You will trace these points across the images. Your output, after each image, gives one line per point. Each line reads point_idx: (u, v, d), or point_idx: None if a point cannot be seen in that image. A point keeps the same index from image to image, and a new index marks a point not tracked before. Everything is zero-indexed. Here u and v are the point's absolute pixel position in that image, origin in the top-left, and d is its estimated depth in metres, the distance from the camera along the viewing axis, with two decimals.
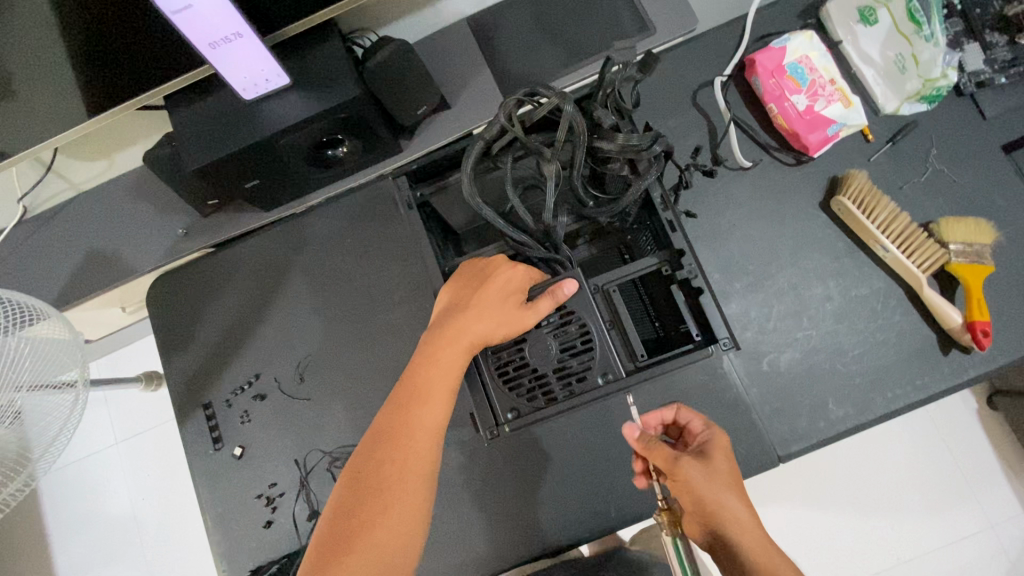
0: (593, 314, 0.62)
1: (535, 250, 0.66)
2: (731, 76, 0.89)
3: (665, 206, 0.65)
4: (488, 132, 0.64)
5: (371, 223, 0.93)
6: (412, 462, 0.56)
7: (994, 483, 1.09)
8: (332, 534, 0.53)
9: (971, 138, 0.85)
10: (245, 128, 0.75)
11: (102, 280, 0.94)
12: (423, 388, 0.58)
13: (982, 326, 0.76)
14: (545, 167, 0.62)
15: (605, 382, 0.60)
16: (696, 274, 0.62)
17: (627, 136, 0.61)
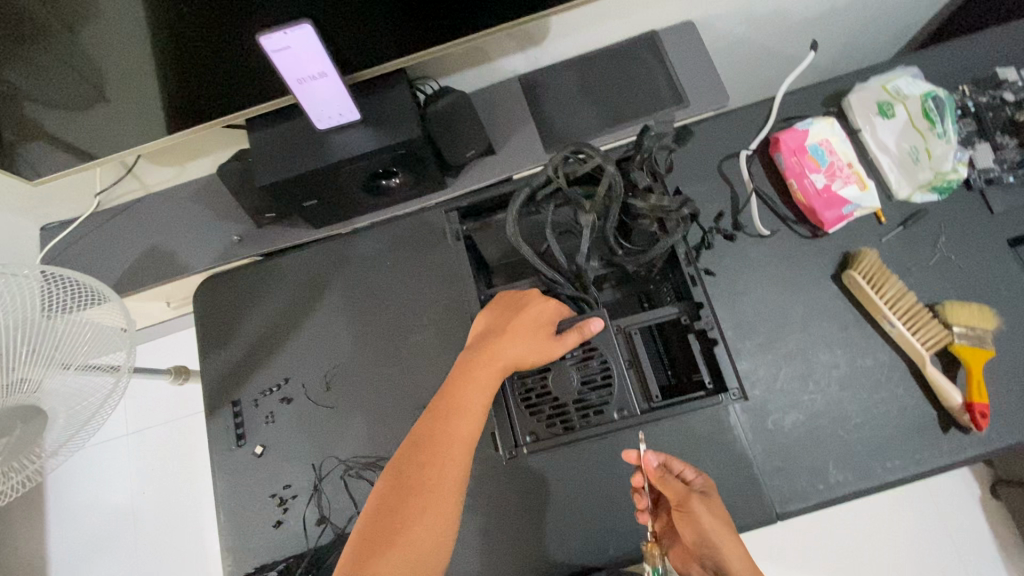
0: (614, 353, 0.67)
1: (565, 288, 0.72)
2: (755, 150, 0.96)
3: (687, 261, 0.71)
4: (535, 181, 0.71)
5: (411, 249, 1.00)
6: (445, 471, 0.60)
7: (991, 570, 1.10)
8: (368, 535, 0.57)
9: (979, 229, 0.91)
10: (314, 153, 0.84)
11: (157, 275, 1.02)
12: (457, 403, 0.63)
13: (980, 408, 0.80)
14: (583, 217, 0.68)
15: (621, 417, 0.65)
16: (713, 327, 0.67)
17: (659, 198, 0.68)
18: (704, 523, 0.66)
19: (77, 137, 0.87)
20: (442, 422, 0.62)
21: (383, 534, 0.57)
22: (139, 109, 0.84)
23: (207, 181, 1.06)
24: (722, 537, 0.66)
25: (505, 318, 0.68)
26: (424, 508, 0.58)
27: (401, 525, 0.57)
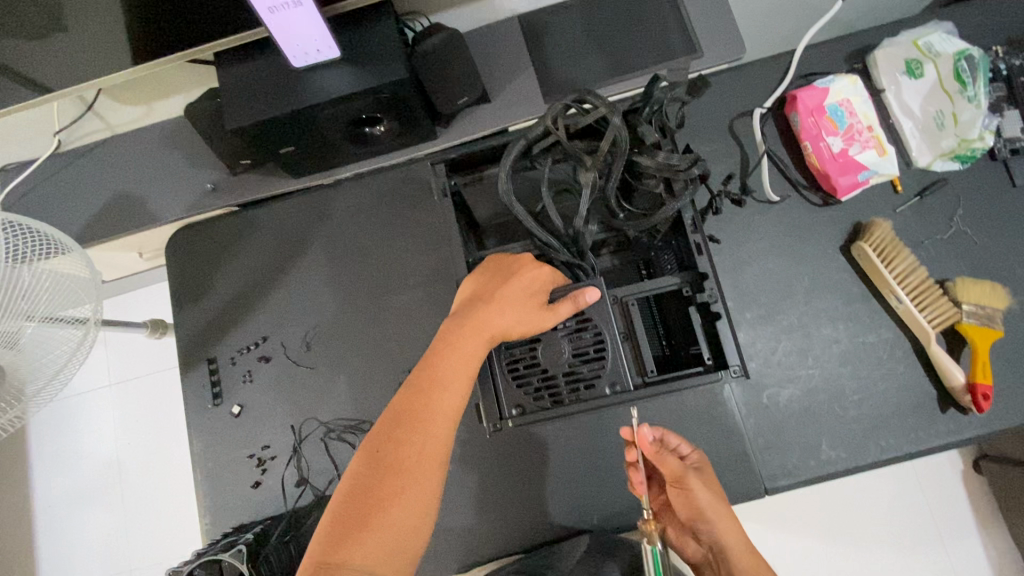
0: (609, 324, 0.63)
1: (560, 253, 0.66)
2: (770, 108, 0.90)
3: (694, 228, 0.65)
4: (532, 132, 0.64)
5: (398, 204, 0.94)
6: (428, 445, 0.56)
7: (966, 540, 1.13)
8: (344, 513, 0.53)
9: (998, 202, 0.86)
10: (289, 94, 0.76)
11: (125, 224, 0.95)
12: (441, 374, 0.59)
13: (983, 390, 0.77)
14: (583, 174, 0.62)
15: (612, 392, 0.62)
16: (716, 299, 0.62)
17: (667, 156, 0.62)
18: (703, 503, 0.66)
19: (27, 67, 0.78)
20: (424, 394, 0.58)
21: (360, 513, 0.53)
22: (97, 41, 0.76)
23: (176, 122, 0.98)
24: (720, 513, 0.66)
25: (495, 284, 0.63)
26: (406, 485, 0.54)
27: (380, 503, 0.53)
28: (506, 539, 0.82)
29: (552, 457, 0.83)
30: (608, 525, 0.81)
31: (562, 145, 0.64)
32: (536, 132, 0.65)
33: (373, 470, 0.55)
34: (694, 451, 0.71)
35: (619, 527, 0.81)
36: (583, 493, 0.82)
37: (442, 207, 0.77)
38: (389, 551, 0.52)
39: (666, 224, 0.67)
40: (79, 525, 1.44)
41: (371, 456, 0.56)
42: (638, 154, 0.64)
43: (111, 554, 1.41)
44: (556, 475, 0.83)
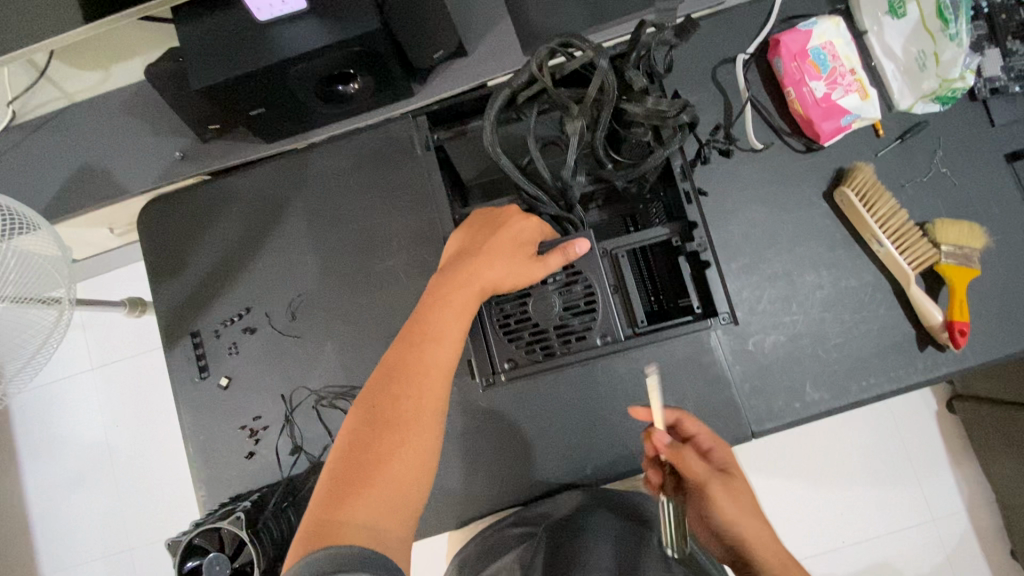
0: (598, 276, 0.63)
1: (550, 206, 0.65)
2: (753, 54, 0.88)
3: (683, 176, 0.64)
4: (516, 81, 0.61)
5: (378, 166, 0.91)
6: (423, 401, 0.56)
7: (931, 469, 1.22)
8: (341, 472, 0.53)
9: (977, 143, 0.86)
10: (254, 50, 0.72)
11: (91, 197, 0.91)
12: (432, 332, 0.59)
13: (959, 326, 0.79)
14: (570, 124, 0.60)
15: (604, 343, 0.62)
16: (706, 248, 0.62)
17: (657, 103, 0.60)
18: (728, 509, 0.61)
19: None
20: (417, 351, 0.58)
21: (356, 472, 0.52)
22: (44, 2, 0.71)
23: (136, 87, 0.92)
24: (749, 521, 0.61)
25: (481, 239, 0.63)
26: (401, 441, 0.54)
27: (379, 458, 0.53)
28: (502, 493, 0.84)
29: (545, 412, 0.85)
30: (602, 474, 0.83)
31: (548, 93, 0.61)
32: (520, 80, 0.62)
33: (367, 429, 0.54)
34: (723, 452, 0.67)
35: (612, 476, 0.83)
36: (576, 445, 0.84)
37: (426, 161, 0.76)
38: (387, 506, 0.52)
39: (655, 174, 0.66)
40: (73, 507, 1.43)
41: (366, 415, 0.55)
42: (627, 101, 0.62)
43: (109, 534, 1.42)
44: (549, 429, 0.84)
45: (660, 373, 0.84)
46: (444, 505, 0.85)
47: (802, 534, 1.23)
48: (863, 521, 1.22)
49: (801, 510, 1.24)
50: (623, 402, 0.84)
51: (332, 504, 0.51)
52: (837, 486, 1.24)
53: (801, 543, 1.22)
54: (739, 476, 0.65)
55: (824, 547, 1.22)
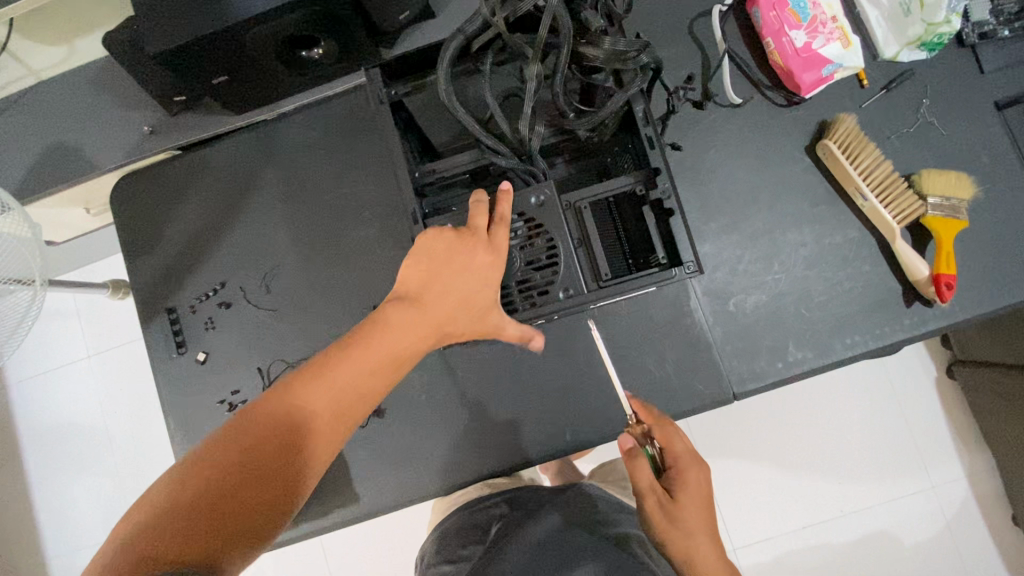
0: (560, 230, 0.64)
1: (510, 159, 0.64)
2: (731, 6, 0.85)
3: (646, 121, 0.64)
4: (469, 26, 0.61)
5: (347, 134, 0.90)
6: (342, 395, 0.55)
7: (926, 433, 1.21)
8: (234, 452, 0.50)
9: (966, 91, 0.83)
10: (209, 13, 0.69)
11: (60, 176, 0.90)
12: (376, 329, 0.58)
13: (947, 279, 0.76)
14: (528, 69, 0.59)
15: (566, 297, 0.63)
16: (670, 195, 0.61)
17: (613, 43, 0.59)
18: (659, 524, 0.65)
19: None
20: (353, 345, 0.58)
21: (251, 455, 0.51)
22: None
23: (100, 63, 0.90)
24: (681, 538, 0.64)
25: (457, 240, 0.61)
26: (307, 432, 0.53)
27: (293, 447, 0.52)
28: (481, 461, 0.83)
29: (524, 379, 0.84)
30: (581, 440, 0.82)
31: (503, 38, 0.60)
32: (474, 27, 0.62)
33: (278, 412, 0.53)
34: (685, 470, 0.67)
35: (592, 441, 0.82)
36: (554, 412, 0.83)
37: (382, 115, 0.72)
38: (266, 501, 0.49)
39: (616, 119, 0.65)
40: (72, 492, 1.45)
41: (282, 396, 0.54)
42: (584, 43, 0.61)
43: (110, 518, 1.43)
44: (527, 396, 0.83)
45: (638, 337, 0.83)
46: (424, 473, 0.84)
47: (795, 501, 1.22)
48: (857, 489, 1.21)
49: (790, 482, 1.23)
50: (601, 367, 0.83)
51: (214, 485, 0.48)
52: (829, 455, 1.23)
53: (787, 517, 1.22)
54: (690, 499, 0.66)
55: (811, 523, 1.21)
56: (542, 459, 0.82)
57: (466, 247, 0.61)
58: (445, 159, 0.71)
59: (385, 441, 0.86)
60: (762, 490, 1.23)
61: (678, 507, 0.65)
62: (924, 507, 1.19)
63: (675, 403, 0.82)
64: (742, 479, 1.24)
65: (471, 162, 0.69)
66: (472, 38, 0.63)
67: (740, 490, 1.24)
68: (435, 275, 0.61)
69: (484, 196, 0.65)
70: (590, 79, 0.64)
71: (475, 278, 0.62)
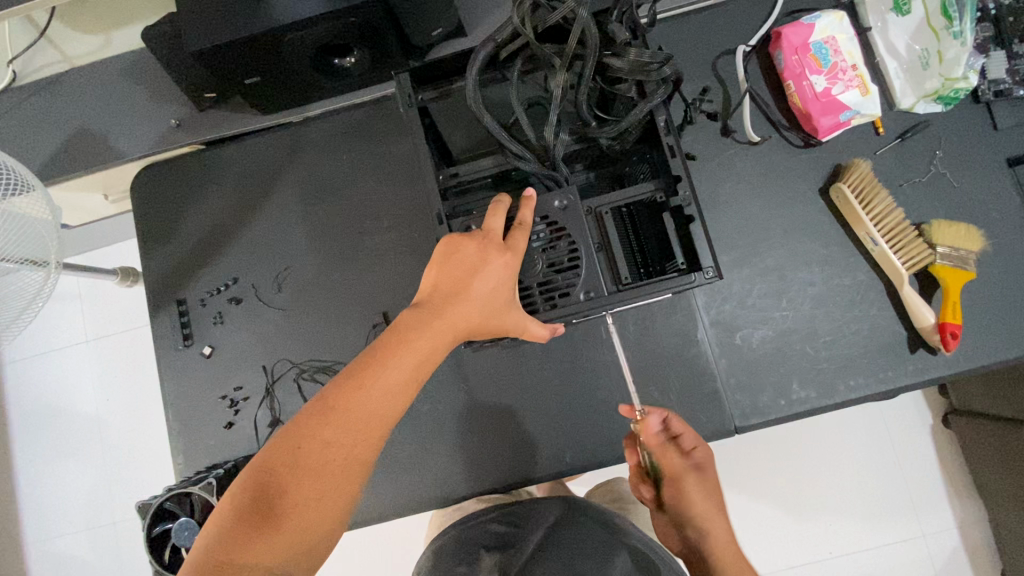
0: (582, 233, 0.61)
1: (532, 165, 0.62)
2: (754, 47, 0.87)
3: (668, 131, 0.61)
4: (499, 34, 0.60)
5: (369, 139, 0.91)
6: (372, 412, 0.53)
7: (922, 480, 1.21)
8: (259, 477, 0.50)
9: (979, 145, 0.85)
10: (250, 15, 0.71)
11: (87, 161, 0.91)
12: (399, 342, 0.56)
13: (952, 329, 0.77)
14: (554, 79, 0.58)
15: (587, 299, 0.61)
16: (689, 202, 0.58)
17: (638, 54, 0.58)
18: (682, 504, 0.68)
19: None
20: (376, 359, 0.55)
21: (284, 483, 0.50)
22: None
23: (134, 55, 0.91)
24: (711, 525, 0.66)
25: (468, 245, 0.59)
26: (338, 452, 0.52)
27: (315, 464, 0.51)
28: (479, 476, 0.83)
29: (527, 397, 0.84)
30: (580, 462, 0.82)
31: (531, 47, 0.58)
32: (504, 35, 0.60)
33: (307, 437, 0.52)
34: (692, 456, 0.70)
35: (590, 463, 0.82)
36: (556, 432, 0.83)
37: (409, 119, 0.70)
38: (298, 518, 0.50)
39: (639, 129, 0.63)
40: (59, 477, 1.44)
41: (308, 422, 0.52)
42: (610, 54, 0.60)
43: (94, 507, 1.42)
44: (528, 414, 0.84)
45: (643, 362, 0.84)
46: (421, 484, 0.84)
47: (786, 539, 1.22)
48: (850, 534, 1.20)
49: (781, 521, 1.22)
50: (604, 390, 0.83)
51: (240, 509, 0.49)
52: (823, 497, 1.22)
53: (775, 557, 1.21)
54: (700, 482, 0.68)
55: (800, 565, 1.20)
56: (540, 478, 0.83)
57: (479, 251, 0.59)
58: (468, 163, 0.69)
59: (385, 449, 0.85)
60: (754, 527, 1.23)
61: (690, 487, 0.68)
62: (916, 554, 1.18)
63: None
64: (734, 514, 1.23)
65: (493, 167, 0.68)
66: (501, 46, 0.62)
67: (732, 523, 1.24)
68: (449, 281, 0.58)
69: (505, 197, 0.63)
70: (613, 90, 0.62)
71: (490, 279, 0.59)
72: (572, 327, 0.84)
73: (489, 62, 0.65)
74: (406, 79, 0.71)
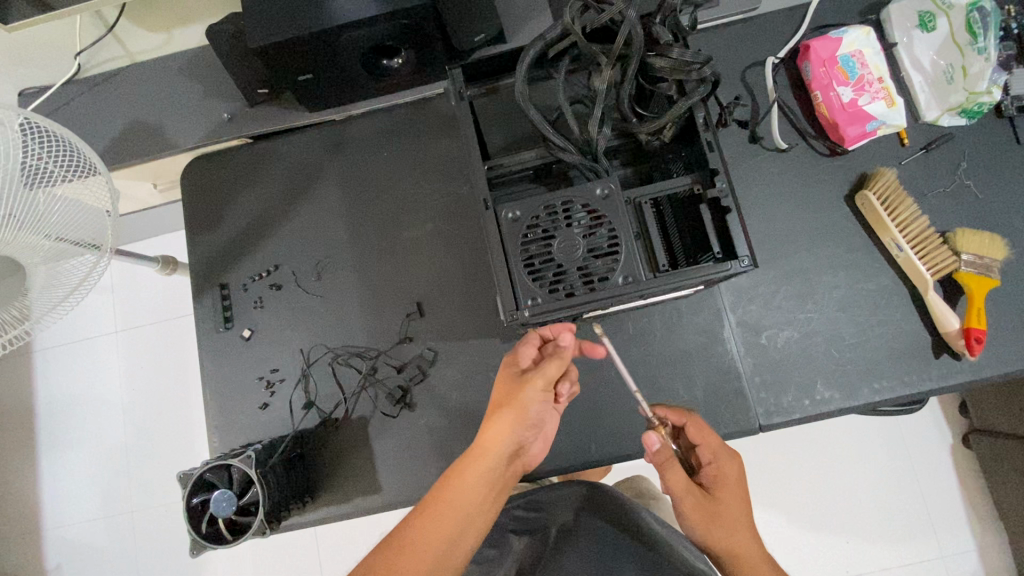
0: (622, 220, 0.62)
1: (574, 157, 0.65)
2: (783, 59, 0.90)
3: (706, 127, 0.63)
4: (549, 33, 0.63)
5: (409, 137, 0.95)
6: (459, 528, 0.66)
7: (942, 496, 1.20)
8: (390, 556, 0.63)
9: (1003, 159, 0.87)
10: (309, 15, 0.76)
11: (142, 150, 0.96)
12: (465, 471, 0.68)
13: (976, 334, 0.79)
14: (599, 77, 0.62)
15: (626, 284, 0.61)
16: (727, 194, 0.60)
17: (681, 53, 0.61)
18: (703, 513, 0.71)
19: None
20: (450, 487, 0.67)
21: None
22: None
23: (192, 53, 0.97)
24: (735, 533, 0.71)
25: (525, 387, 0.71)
26: (432, 558, 0.63)
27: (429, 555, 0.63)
28: None
29: None
30: (605, 454, 0.84)
31: (579, 46, 0.62)
32: (553, 34, 0.63)
33: (403, 552, 0.63)
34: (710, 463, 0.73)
35: (616, 455, 0.84)
36: (582, 424, 0.85)
37: (456, 111, 0.73)
38: None
39: (677, 125, 0.66)
40: (83, 462, 1.47)
41: (402, 538, 0.64)
42: (652, 54, 0.63)
43: (117, 494, 1.44)
44: None
45: (669, 358, 0.86)
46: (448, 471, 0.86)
47: (804, 550, 1.21)
48: (869, 548, 1.19)
49: (798, 532, 1.22)
50: (630, 384, 0.85)
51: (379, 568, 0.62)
52: (841, 510, 1.22)
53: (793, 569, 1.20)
54: (721, 491, 0.72)
55: None
56: (566, 469, 0.84)
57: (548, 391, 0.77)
58: (511, 155, 0.71)
59: (412, 436, 0.87)
60: (772, 538, 1.22)
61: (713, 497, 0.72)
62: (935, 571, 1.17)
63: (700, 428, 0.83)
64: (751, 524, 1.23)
65: (536, 159, 0.70)
66: (549, 45, 0.65)
67: None
68: (510, 421, 0.69)
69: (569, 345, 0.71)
70: (653, 88, 0.65)
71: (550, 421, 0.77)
72: (601, 322, 0.86)
73: (535, 60, 0.68)
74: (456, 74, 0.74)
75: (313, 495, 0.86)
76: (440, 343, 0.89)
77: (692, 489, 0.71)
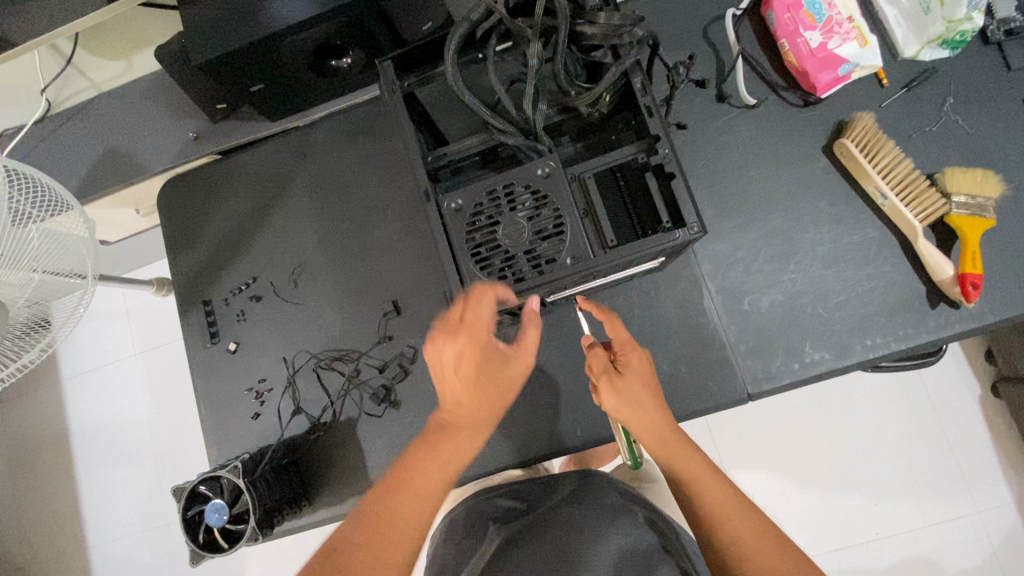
0: (566, 199, 0.60)
1: (514, 138, 0.64)
2: (746, 10, 0.86)
3: (645, 93, 0.62)
4: (474, 13, 0.61)
5: (369, 136, 0.95)
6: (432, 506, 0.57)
7: (968, 449, 1.15)
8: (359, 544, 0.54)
9: (994, 88, 0.81)
10: (248, 25, 0.75)
11: (116, 178, 0.97)
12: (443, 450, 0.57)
13: (972, 279, 0.74)
14: (528, 51, 0.60)
15: (575, 264, 0.59)
16: (670, 159, 0.59)
17: (608, 17, 0.59)
18: (610, 398, 0.67)
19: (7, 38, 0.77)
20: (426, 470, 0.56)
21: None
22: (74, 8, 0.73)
23: (153, 76, 0.98)
24: (647, 413, 0.66)
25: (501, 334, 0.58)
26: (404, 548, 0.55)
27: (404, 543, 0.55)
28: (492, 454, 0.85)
29: (537, 373, 0.86)
30: (592, 435, 0.83)
31: (504, 22, 0.60)
32: (478, 13, 0.62)
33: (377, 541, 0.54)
34: (628, 354, 0.69)
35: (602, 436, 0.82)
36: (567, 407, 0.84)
37: (395, 105, 0.71)
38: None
39: (616, 93, 0.63)
40: (114, 481, 1.53)
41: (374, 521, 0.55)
42: (582, 22, 0.60)
43: (150, 508, 1.51)
44: (539, 390, 0.85)
45: (650, 334, 0.83)
46: None
47: (822, 516, 1.17)
48: (892, 509, 1.15)
49: (815, 496, 1.18)
50: None
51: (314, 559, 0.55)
52: (860, 473, 1.18)
53: (813, 537, 1.17)
54: (634, 377, 0.67)
55: (841, 545, 1.15)
56: (552, 453, 0.84)
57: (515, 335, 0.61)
58: (456, 142, 0.70)
59: (402, 434, 0.88)
60: (789, 505, 1.19)
61: (626, 384, 0.67)
62: (966, 527, 1.12)
63: (686, 402, 0.81)
64: (766, 493, 1.20)
65: (480, 144, 0.69)
66: (476, 25, 0.63)
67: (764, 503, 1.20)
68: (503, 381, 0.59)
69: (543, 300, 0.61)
70: (588, 57, 0.63)
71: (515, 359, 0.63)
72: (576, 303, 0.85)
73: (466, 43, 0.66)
74: (389, 68, 0.72)
75: (309, 497, 0.88)
76: (419, 339, 0.89)
77: (604, 373, 0.68)
